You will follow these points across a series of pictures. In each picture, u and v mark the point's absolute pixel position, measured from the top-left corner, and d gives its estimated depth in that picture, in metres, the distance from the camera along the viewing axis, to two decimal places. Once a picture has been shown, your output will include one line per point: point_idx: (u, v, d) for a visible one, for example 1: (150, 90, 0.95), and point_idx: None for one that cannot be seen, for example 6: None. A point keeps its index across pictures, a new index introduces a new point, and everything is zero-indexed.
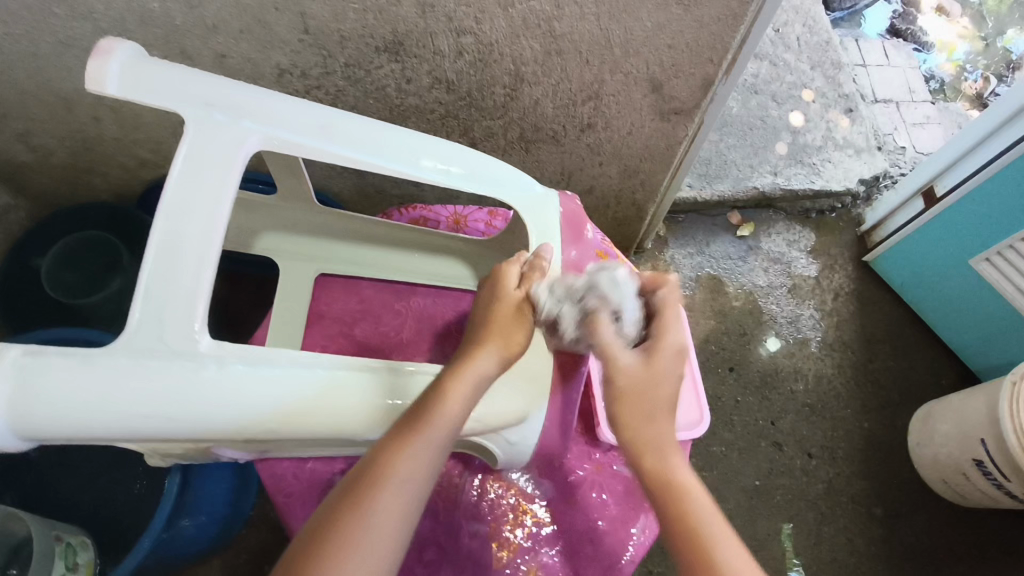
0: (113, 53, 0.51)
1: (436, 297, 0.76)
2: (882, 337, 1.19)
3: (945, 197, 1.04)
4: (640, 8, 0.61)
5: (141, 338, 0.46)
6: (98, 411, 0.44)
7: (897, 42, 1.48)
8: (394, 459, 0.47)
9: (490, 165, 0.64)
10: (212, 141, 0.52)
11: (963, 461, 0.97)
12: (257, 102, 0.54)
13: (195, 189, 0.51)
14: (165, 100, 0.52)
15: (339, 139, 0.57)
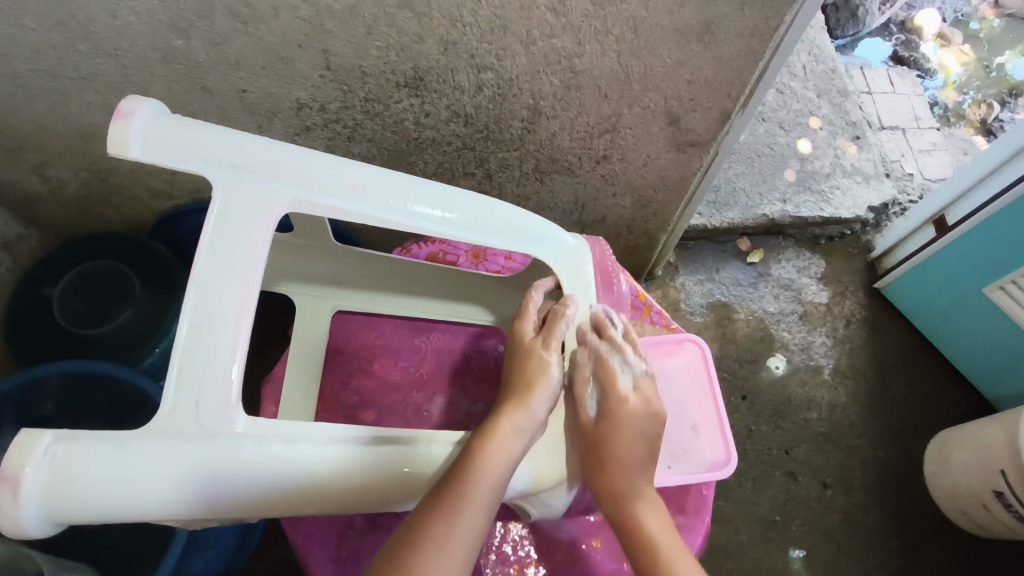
0: (135, 113, 0.48)
1: (455, 333, 0.79)
2: (895, 365, 1.18)
3: (957, 226, 1.04)
4: (660, 45, 0.62)
5: (179, 422, 0.45)
6: (133, 495, 0.43)
7: (901, 69, 1.50)
8: (443, 515, 0.48)
9: (521, 220, 0.62)
10: (240, 206, 0.50)
11: (981, 492, 0.96)
12: (288, 162, 0.52)
13: (226, 257, 0.48)
14: (190, 163, 0.49)
15: (371, 196, 0.55)
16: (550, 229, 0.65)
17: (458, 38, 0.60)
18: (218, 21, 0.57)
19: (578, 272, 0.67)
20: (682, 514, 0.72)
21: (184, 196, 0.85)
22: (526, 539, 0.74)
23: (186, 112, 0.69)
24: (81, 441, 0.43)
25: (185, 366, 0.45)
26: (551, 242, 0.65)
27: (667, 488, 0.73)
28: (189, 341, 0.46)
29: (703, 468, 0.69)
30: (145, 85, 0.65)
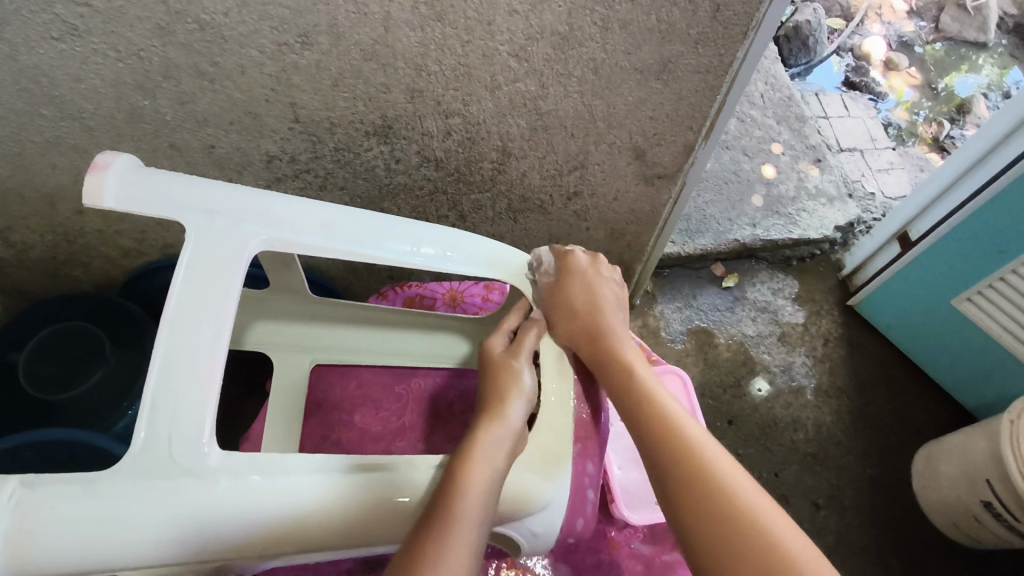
0: (111, 167, 0.48)
1: (438, 376, 0.76)
2: (874, 380, 1.20)
3: (920, 240, 1.07)
4: (621, 85, 0.64)
5: (149, 460, 0.42)
6: (100, 542, 0.40)
7: (854, 94, 1.56)
8: (439, 532, 0.46)
9: (494, 251, 0.63)
10: (213, 250, 0.48)
11: (971, 503, 0.96)
12: (258, 203, 0.51)
13: (199, 298, 0.47)
14: (161, 208, 0.48)
15: (342, 232, 0.54)
16: (523, 258, 0.65)
17: (425, 86, 0.61)
18: (184, 80, 0.58)
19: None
20: (673, 549, 0.74)
21: (154, 253, 0.84)
22: None
23: None
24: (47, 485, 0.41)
25: (158, 403, 0.44)
26: (524, 273, 0.65)
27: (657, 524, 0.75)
28: (161, 380, 0.44)
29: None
30: (111, 146, 0.65)
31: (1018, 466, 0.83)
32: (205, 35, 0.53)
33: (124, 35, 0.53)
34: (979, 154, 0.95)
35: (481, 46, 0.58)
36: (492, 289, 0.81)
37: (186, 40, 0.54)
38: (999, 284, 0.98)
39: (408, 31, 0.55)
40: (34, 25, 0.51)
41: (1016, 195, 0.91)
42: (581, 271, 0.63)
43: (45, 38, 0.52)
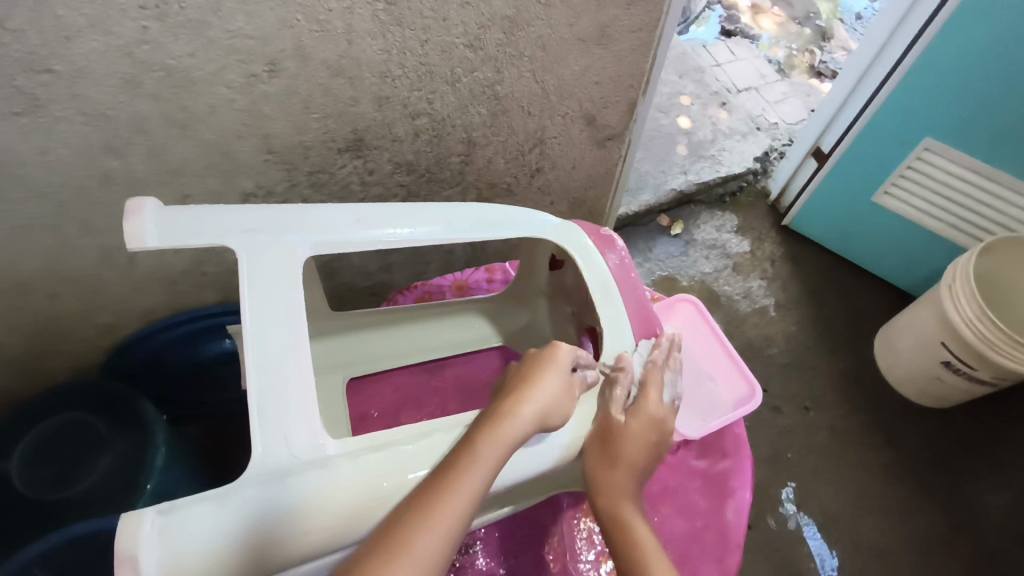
0: (147, 210, 0.48)
1: (469, 361, 0.78)
2: (823, 286, 1.32)
3: (832, 151, 1.20)
4: (567, 56, 0.69)
5: (275, 459, 0.43)
6: (251, 544, 0.40)
7: (735, 40, 1.69)
8: (434, 502, 0.42)
9: (506, 214, 0.62)
10: (270, 264, 0.49)
11: (933, 367, 1.08)
12: (294, 214, 0.52)
13: (270, 311, 0.47)
14: (206, 238, 0.49)
15: (377, 224, 0.55)
16: (533, 214, 0.64)
17: (391, 92, 0.64)
18: (155, 132, 0.57)
19: (576, 244, 0.65)
20: (726, 458, 0.68)
21: (133, 323, 0.82)
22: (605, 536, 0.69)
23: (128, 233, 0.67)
24: (185, 508, 0.40)
25: (264, 410, 0.44)
26: (537, 227, 0.64)
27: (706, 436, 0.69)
28: (260, 389, 0.45)
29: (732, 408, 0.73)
30: (82, 216, 0.63)
31: (966, 322, 0.96)
32: (172, 80, 0.54)
33: (89, 95, 0.52)
34: (864, 66, 1.08)
35: (439, 42, 0.61)
36: (494, 273, 0.86)
37: (154, 90, 0.54)
38: (908, 173, 1.11)
39: (371, 40, 0.58)
40: None
41: (904, 95, 1.04)
42: (654, 432, 0.56)
43: (6, 115, 0.51)
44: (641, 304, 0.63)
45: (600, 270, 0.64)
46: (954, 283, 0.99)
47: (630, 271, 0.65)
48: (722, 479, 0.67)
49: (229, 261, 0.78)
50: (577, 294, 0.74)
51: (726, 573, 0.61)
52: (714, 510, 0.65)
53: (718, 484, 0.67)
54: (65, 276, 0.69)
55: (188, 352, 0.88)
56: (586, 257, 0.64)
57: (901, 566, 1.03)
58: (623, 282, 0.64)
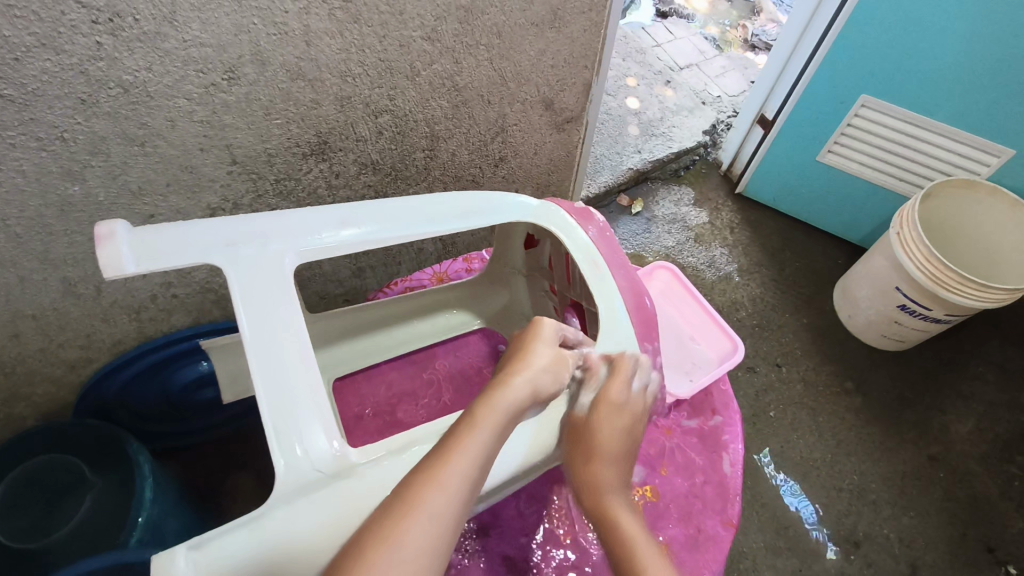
0: (115, 233, 0.46)
1: (456, 351, 0.78)
2: (780, 247, 1.37)
3: (777, 116, 1.25)
4: (522, 42, 0.70)
5: (300, 476, 0.43)
6: (290, 563, 0.41)
7: (670, 21, 1.72)
8: (450, 454, 0.42)
9: (485, 198, 0.62)
10: (257, 274, 0.48)
11: (891, 312, 1.14)
12: (276, 223, 0.51)
13: (267, 320, 0.47)
14: (188, 255, 0.48)
15: (360, 224, 0.55)
16: (511, 197, 0.64)
17: (352, 91, 0.64)
18: (114, 152, 0.56)
19: (557, 220, 0.65)
20: (717, 415, 0.71)
21: (104, 355, 0.80)
22: None
23: (92, 260, 0.65)
24: (215, 539, 0.40)
25: (278, 423, 0.44)
26: (517, 209, 0.63)
27: (697, 395, 0.72)
28: (271, 403, 0.45)
29: (716, 364, 0.77)
30: (42, 248, 0.61)
31: (917, 265, 1.01)
32: (130, 96, 0.52)
33: (45, 119, 0.50)
34: (797, 33, 1.13)
35: (397, 37, 0.61)
36: (472, 261, 0.85)
37: (111, 108, 0.52)
38: (849, 131, 1.17)
39: (329, 40, 0.57)
40: None
41: (837, 58, 1.09)
42: (629, 418, 0.56)
43: None
44: (629, 277, 0.65)
45: (584, 244, 0.64)
46: (902, 231, 1.04)
47: (610, 237, 0.66)
48: (715, 435, 0.70)
49: (198, 280, 0.77)
50: (555, 269, 0.73)
51: (730, 522, 0.63)
52: (711, 464, 0.67)
53: (713, 439, 0.69)
54: (28, 313, 0.67)
55: (161, 382, 0.86)
56: (568, 231, 0.65)
57: (881, 503, 1.08)
58: (610, 254, 0.65)
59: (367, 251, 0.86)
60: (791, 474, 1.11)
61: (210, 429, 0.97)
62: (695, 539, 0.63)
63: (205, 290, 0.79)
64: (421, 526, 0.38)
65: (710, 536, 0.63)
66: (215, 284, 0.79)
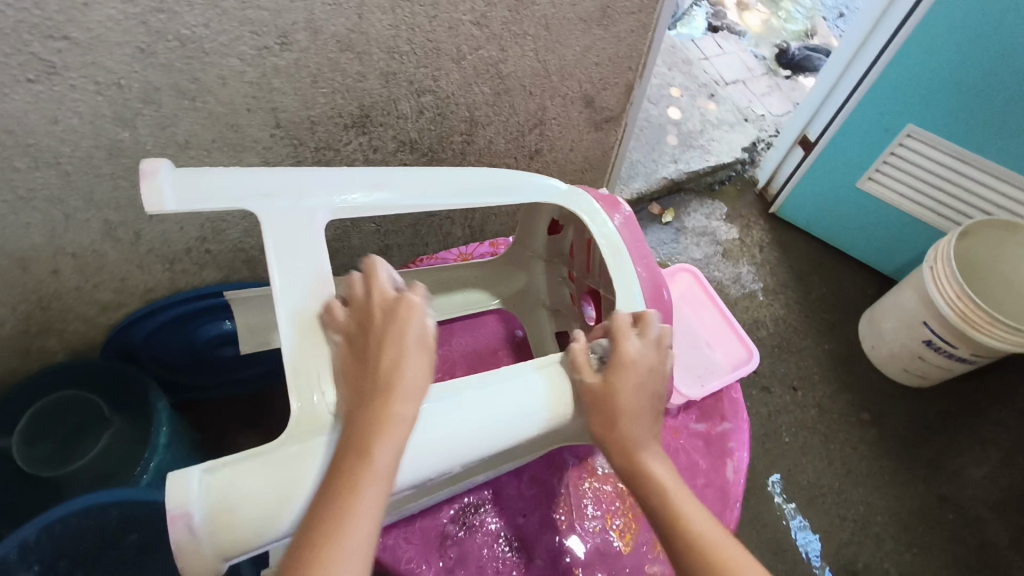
0: (159, 172, 0.46)
1: (473, 332, 0.79)
2: (809, 270, 1.36)
3: (819, 139, 1.23)
4: (570, 36, 0.71)
5: (313, 419, 0.45)
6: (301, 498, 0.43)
7: (721, 35, 1.71)
8: (346, 496, 0.40)
9: (519, 179, 0.61)
10: (290, 231, 0.49)
11: (915, 346, 1.12)
12: (313, 179, 0.51)
13: (296, 272, 0.48)
14: (226, 203, 0.48)
15: (393, 187, 0.54)
16: (544, 181, 0.63)
17: (398, 68, 0.65)
18: (165, 103, 0.58)
19: (584, 205, 0.63)
20: (725, 421, 0.70)
21: (134, 302, 0.83)
22: (605, 493, 0.69)
23: (134, 206, 0.68)
24: (230, 465, 0.42)
25: (297, 368, 0.46)
26: (549, 192, 0.63)
27: (706, 399, 0.72)
28: (293, 350, 0.46)
29: (727, 371, 0.77)
30: (89, 188, 0.63)
31: (947, 301, 0.99)
32: (186, 50, 0.54)
33: (104, 63, 0.52)
34: (849, 56, 1.11)
35: (446, 19, 0.62)
36: (498, 246, 0.84)
37: (167, 60, 0.54)
38: (891, 160, 1.15)
39: (381, 16, 0.59)
40: (13, 68, 0.50)
41: (886, 86, 1.08)
42: (643, 373, 0.52)
43: (19, 81, 0.51)
44: (650, 268, 0.63)
45: (609, 231, 0.62)
46: (936, 265, 1.02)
47: (637, 226, 0.64)
48: (721, 441, 0.69)
49: (231, 239, 0.79)
50: (575, 256, 0.72)
51: (726, 527, 0.63)
52: (714, 469, 0.67)
53: (718, 445, 0.69)
54: (69, 251, 0.70)
55: (186, 334, 0.89)
56: (594, 217, 0.63)
57: (885, 537, 1.06)
58: (632, 246, 0.63)
59: (396, 229, 0.88)
60: (795, 498, 1.09)
61: (230, 385, 1.00)
62: None
63: (237, 249, 0.82)
64: (364, 520, 0.40)
65: None
66: (246, 244, 0.82)
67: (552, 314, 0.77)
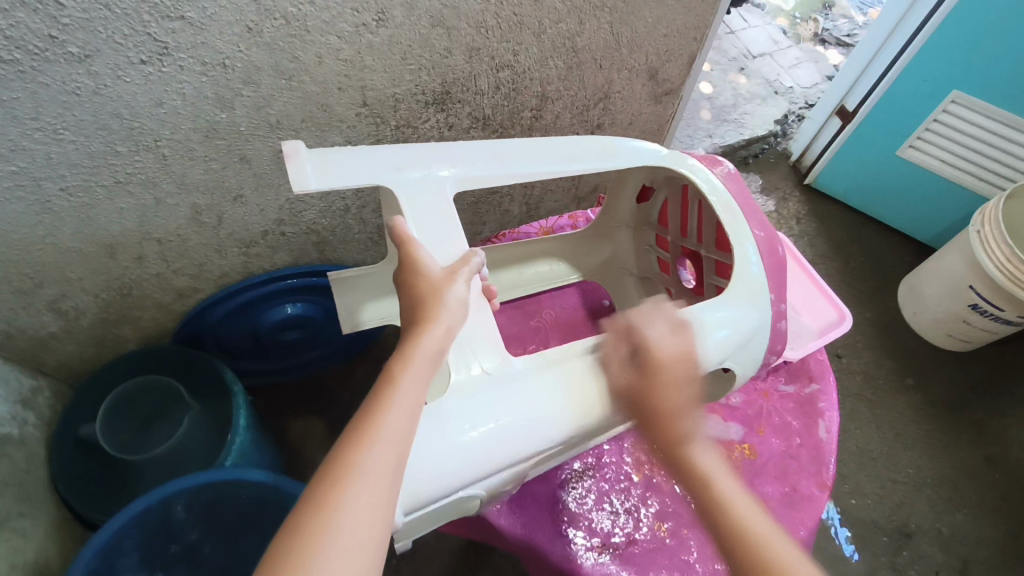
0: (302, 153, 0.50)
1: (561, 301, 0.81)
2: (847, 240, 1.37)
3: (858, 109, 1.24)
4: (644, 8, 0.72)
5: (471, 378, 0.47)
6: (474, 453, 0.44)
7: (745, 8, 1.70)
8: (376, 410, 0.38)
9: (616, 145, 0.65)
10: (422, 199, 0.53)
11: (960, 311, 1.13)
12: (436, 154, 0.56)
13: (434, 233, 0.52)
14: (365, 177, 0.52)
15: (506, 158, 0.59)
16: (642, 145, 0.66)
17: (482, 43, 0.66)
18: (264, 83, 0.58)
19: (685, 165, 0.65)
20: (813, 382, 0.75)
21: (209, 287, 0.83)
22: (707, 454, 0.69)
23: (220, 189, 0.68)
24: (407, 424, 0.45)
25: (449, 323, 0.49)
26: (647, 155, 0.65)
27: (792, 363, 0.76)
28: None
29: (817, 334, 0.79)
30: (181, 171, 0.64)
31: (996, 263, 1.00)
32: (290, 29, 0.55)
33: (213, 43, 0.53)
34: (890, 25, 1.12)
35: None
36: (576, 219, 0.86)
37: (271, 38, 0.55)
38: (934, 126, 1.16)
39: None
40: (129, 49, 0.50)
41: (930, 53, 1.08)
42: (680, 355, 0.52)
43: (133, 63, 0.51)
44: (762, 223, 0.63)
45: (718, 190, 0.64)
46: (983, 228, 1.03)
47: (739, 181, 0.66)
48: (811, 401, 0.73)
49: (307, 220, 0.80)
50: (666, 220, 0.76)
51: (825, 483, 0.67)
52: (807, 428, 0.71)
53: (809, 406, 0.73)
54: (155, 236, 0.70)
55: (252, 320, 0.89)
56: (697, 175, 0.65)
57: (936, 498, 1.09)
58: (742, 202, 0.64)
59: (459, 207, 0.89)
60: (846, 463, 1.12)
61: (304, 368, 1.02)
62: (791, 496, 0.66)
63: (310, 231, 0.83)
64: (388, 437, 0.38)
65: (806, 495, 0.66)
66: (320, 226, 0.83)
67: (640, 281, 0.81)
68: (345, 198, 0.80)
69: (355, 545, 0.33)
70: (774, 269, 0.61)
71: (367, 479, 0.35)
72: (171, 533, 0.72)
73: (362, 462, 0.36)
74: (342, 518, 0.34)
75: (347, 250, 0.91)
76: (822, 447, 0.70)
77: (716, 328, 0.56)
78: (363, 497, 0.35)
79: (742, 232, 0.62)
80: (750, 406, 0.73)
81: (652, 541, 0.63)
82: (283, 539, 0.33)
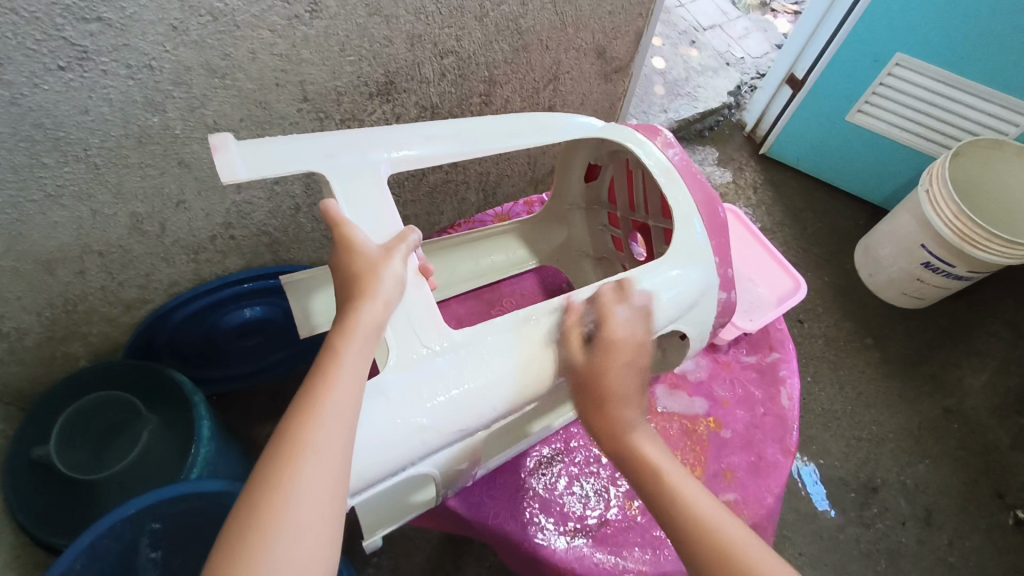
0: (227, 146, 0.48)
1: (520, 284, 0.81)
2: (803, 207, 1.40)
3: (807, 76, 1.26)
4: None
5: (411, 357, 0.46)
6: (420, 431, 0.44)
7: None
8: (320, 387, 0.38)
9: (556, 120, 0.64)
10: (358, 186, 0.52)
11: (913, 270, 1.17)
12: (370, 139, 0.55)
13: (371, 219, 0.50)
14: (294, 165, 0.51)
15: (445, 141, 0.58)
16: (581, 119, 0.66)
17: (423, 30, 0.64)
18: (195, 83, 0.56)
19: (627, 136, 0.65)
20: (773, 351, 0.77)
21: (160, 297, 0.81)
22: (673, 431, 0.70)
23: (160, 196, 0.65)
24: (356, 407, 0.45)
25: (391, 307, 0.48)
26: (587, 128, 0.65)
27: (752, 334, 0.77)
28: None
29: (776, 303, 0.81)
30: (117, 180, 0.61)
31: (945, 221, 1.03)
32: (218, 25, 0.52)
33: (136, 45, 0.50)
34: None
35: None
36: (532, 204, 0.87)
37: (199, 37, 0.52)
38: (880, 90, 1.18)
39: None
40: (45, 54, 0.47)
41: (873, 17, 1.10)
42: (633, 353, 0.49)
43: (50, 70, 0.48)
44: (704, 188, 0.64)
45: (661, 160, 0.64)
46: (932, 188, 1.06)
47: (678, 146, 0.66)
48: (772, 370, 0.75)
49: (256, 222, 0.78)
50: (617, 196, 0.76)
51: (789, 450, 0.69)
52: (770, 397, 0.73)
53: (770, 374, 0.75)
54: (96, 249, 0.67)
55: (207, 326, 0.86)
56: (638, 144, 0.65)
57: (899, 451, 1.12)
58: (682, 168, 0.64)
59: (414, 199, 0.88)
60: (812, 424, 1.15)
61: (265, 372, 1.00)
62: (758, 464, 0.67)
63: (260, 232, 0.80)
64: (334, 412, 0.37)
65: (771, 462, 0.68)
66: (271, 227, 0.80)
67: (596, 261, 0.81)
68: (294, 196, 0.78)
69: (313, 521, 0.33)
70: (715, 229, 0.62)
71: (320, 454, 0.35)
72: (134, 555, 0.69)
73: (310, 442, 0.35)
74: (294, 496, 0.33)
75: (303, 249, 0.89)
76: (784, 413, 0.72)
77: (665, 290, 0.56)
78: (315, 473, 0.35)
79: (684, 198, 0.62)
80: (712, 378, 0.74)
81: (624, 520, 0.63)
82: (238, 522, 0.32)
